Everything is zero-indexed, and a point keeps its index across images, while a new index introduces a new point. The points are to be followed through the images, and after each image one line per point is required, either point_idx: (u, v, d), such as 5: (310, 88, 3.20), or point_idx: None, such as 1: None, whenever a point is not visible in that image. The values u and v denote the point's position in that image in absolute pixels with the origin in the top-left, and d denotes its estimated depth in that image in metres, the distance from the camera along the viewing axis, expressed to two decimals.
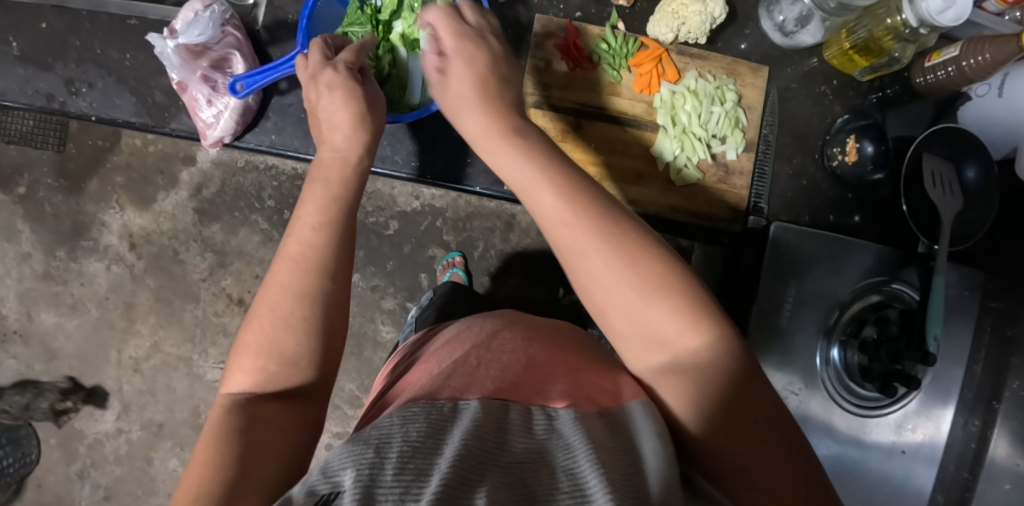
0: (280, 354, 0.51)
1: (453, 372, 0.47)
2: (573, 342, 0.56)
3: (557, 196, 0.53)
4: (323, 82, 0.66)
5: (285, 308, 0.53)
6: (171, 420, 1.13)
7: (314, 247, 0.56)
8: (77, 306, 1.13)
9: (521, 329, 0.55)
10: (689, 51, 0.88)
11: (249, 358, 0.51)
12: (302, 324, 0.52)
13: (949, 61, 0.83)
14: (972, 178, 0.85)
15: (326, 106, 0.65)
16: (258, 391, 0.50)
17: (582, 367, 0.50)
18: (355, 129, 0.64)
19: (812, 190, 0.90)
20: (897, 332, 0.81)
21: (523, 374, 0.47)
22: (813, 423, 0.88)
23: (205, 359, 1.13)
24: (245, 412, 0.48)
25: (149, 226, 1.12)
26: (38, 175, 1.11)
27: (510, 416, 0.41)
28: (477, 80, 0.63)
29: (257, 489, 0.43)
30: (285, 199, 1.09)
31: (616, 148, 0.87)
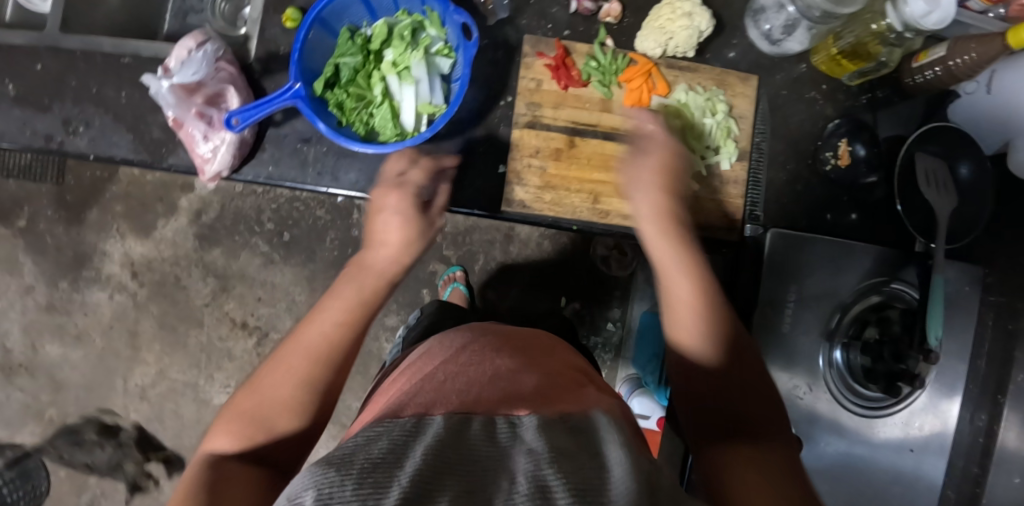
0: (266, 430, 0.56)
1: (421, 388, 0.47)
2: (546, 352, 0.56)
3: (687, 280, 0.65)
4: (388, 203, 0.69)
5: (285, 391, 0.57)
6: (180, 445, 1.18)
7: (329, 344, 0.59)
8: (81, 336, 1.18)
9: (494, 344, 0.56)
10: (678, 64, 0.88)
11: (239, 423, 0.55)
12: (294, 406, 0.57)
13: (937, 61, 0.83)
14: (966, 175, 0.86)
15: (383, 229, 0.68)
16: (238, 453, 0.54)
17: (556, 380, 0.50)
18: (405, 250, 0.67)
19: (808, 194, 0.91)
20: (901, 330, 0.86)
21: (489, 384, 0.47)
22: (821, 425, 0.88)
23: (211, 383, 1.18)
24: (220, 473, 0.51)
25: (151, 254, 1.18)
26: (39, 207, 1.17)
27: (469, 429, 0.41)
28: (660, 167, 0.74)
29: None
30: (284, 220, 1.16)
31: (611, 164, 0.87)
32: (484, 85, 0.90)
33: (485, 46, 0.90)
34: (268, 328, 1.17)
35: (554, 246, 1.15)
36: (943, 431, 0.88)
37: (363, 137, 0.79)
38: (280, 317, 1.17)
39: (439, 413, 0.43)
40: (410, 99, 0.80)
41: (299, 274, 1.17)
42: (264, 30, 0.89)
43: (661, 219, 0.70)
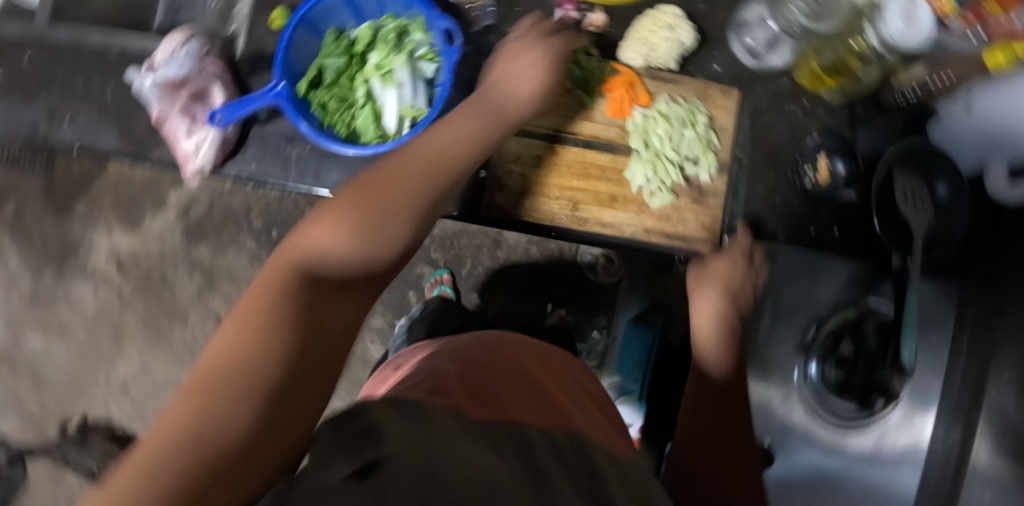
0: (377, 229, 0.55)
1: (475, 392, 0.50)
2: (565, 380, 0.61)
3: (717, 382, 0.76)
4: (525, 46, 0.78)
5: (407, 193, 0.59)
6: None
7: (444, 161, 0.64)
8: (64, 329, 1.17)
9: (528, 363, 0.60)
10: (660, 75, 0.90)
11: (351, 214, 0.55)
12: (390, 235, 0.56)
13: (914, 80, 0.86)
14: (943, 193, 0.86)
15: (524, 62, 0.76)
16: (351, 248, 0.54)
17: (586, 417, 0.54)
18: (535, 94, 0.76)
19: (787, 209, 0.91)
20: (874, 345, 0.88)
21: (532, 407, 0.51)
22: (792, 434, 0.93)
23: None
24: (314, 286, 0.51)
25: (138, 249, 1.16)
26: (26, 199, 1.16)
27: (531, 436, 0.44)
28: (729, 275, 0.83)
29: (329, 342, 0.50)
30: (272, 218, 1.14)
31: (590, 173, 0.88)
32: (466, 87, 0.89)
33: (469, 52, 0.89)
34: None
35: (542, 252, 1.14)
36: (918, 447, 0.87)
37: (343, 139, 0.79)
38: None
39: (489, 418, 0.46)
40: (392, 101, 0.81)
41: None
42: (252, 28, 0.90)
43: (717, 321, 0.80)
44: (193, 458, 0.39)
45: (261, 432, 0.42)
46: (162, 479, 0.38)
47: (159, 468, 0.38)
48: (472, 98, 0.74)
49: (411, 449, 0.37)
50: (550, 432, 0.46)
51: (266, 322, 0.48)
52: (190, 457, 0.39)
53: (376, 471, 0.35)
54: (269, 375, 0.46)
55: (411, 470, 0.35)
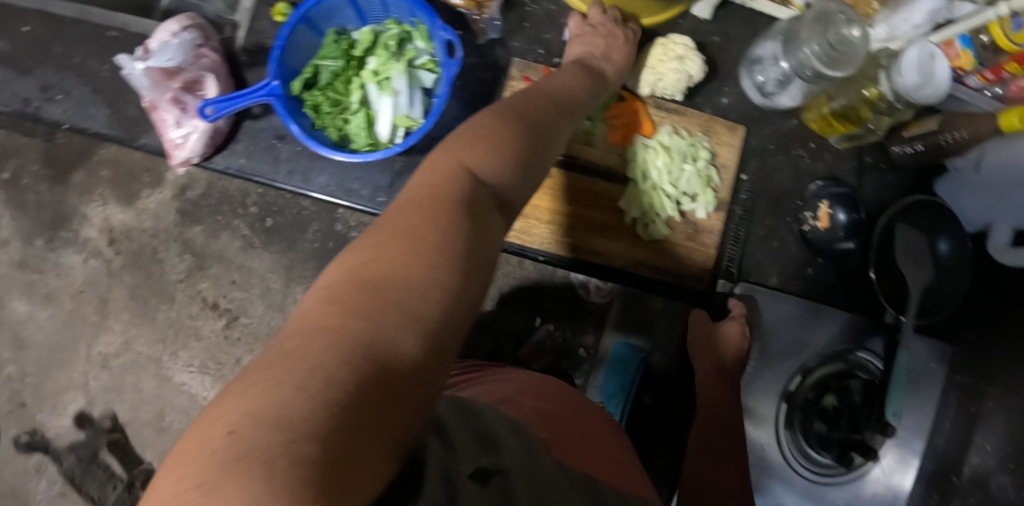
0: (516, 166, 0.50)
1: (555, 421, 0.54)
2: (612, 423, 0.65)
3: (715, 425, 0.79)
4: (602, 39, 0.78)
5: (538, 135, 0.54)
6: (134, 420, 1.10)
7: (563, 118, 0.60)
8: (51, 297, 1.12)
9: (585, 404, 0.63)
10: (665, 106, 0.88)
11: (495, 143, 0.50)
12: (529, 179, 0.52)
13: (925, 135, 0.83)
14: (944, 251, 0.84)
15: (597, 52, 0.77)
16: (493, 177, 0.48)
17: (633, 465, 0.59)
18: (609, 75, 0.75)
19: (780, 252, 0.90)
20: (860, 402, 0.85)
21: (598, 448, 0.56)
22: (768, 478, 0.89)
23: (175, 361, 1.10)
24: (474, 201, 0.45)
25: (132, 222, 1.10)
26: (25, 161, 1.10)
27: (605, 492, 0.50)
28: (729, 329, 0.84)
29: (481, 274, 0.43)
30: (268, 206, 1.07)
31: (585, 200, 0.88)
32: (467, 101, 0.88)
33: (472, 64, 0.89)
34: (240, 312, 1.09)
35: None
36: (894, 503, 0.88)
37: (334, 144, 0.78)
38: (253, 303, 1.09)
39: (574, 464, 0.50)
40: (386, 110, 0.80)
41: (278, 261, 1.09)
42: (255, 21, 0.89)
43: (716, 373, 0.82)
44: (360, 384, 0.33)
45: (422, 367, 0.37)
46: (329, 398, 0.32)
47: (320, 386, 0.32)
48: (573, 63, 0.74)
49: (529, 475, 0.44)
50: (619, 490, 0.52)
51: (417, 236, 0.41)
52: (357, 383, 0.33)
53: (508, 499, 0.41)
54: (442, 303, 0.39)
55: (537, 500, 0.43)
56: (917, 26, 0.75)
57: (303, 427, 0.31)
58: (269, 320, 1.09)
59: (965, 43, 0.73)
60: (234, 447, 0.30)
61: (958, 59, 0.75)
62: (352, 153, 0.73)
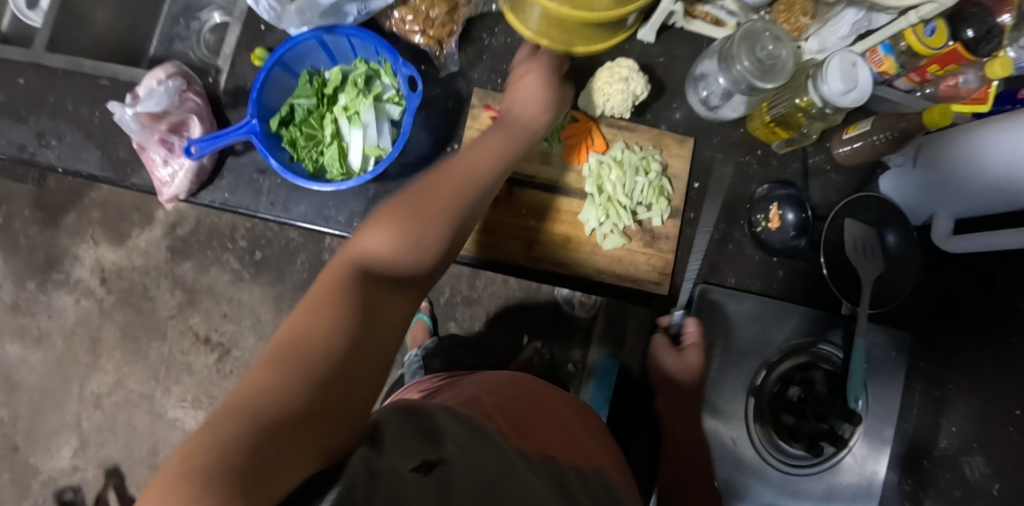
0: (418, 238, 0.61)
1: (510, 416, 0.59)
2: (585, 414, 0.71)
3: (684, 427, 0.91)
4: (525, 71, 0.82)
5: (446, 203, 0.64)
6: (127, 458, 1.23)
7: (480, 178, 0.68)
8: (42, 339, 1.25)
9: (551, 398, 0.68)
10: (618, 124, 0.95)
11: (397, 223, 0.61)
12: (436, 245, 0.62)
13: (863, 135, 0.89)
14: (893, 243, 0.91)
15: (526, 81, 0.81)
16: (393, 251, 0.60)
17: (597, 449, 0.64)
18: (543, 106, 0.79)
19: (737, 254, 0.95)
20: (824, 391, 0.91)
21: (558, 436, 0.60)
22: (745, 474, 0.93)
23: (168, 397, 1.24)
24: (375, 274, 0.58)
25: (122, 261, 1.26)
26: (17, 208, 1.26)
27: (564, 472, 0.55)
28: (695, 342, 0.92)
29: (382, 328, 0.55)
30: (256, 239, 1.25)
31: (547, 215, 0.93)
32: (433, 128, 0.93)
33: (437, 95, 0.94)
34: (231, 345, 1.24)
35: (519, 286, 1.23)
36: (869, 489, 0.93)
37: (311, 175, 0.84)
38: (243, 334, 1.24)
39: (530, 449, 0.55)
40: (357, 140, 0.85)
41: (267, 292, 1.25)
42: (235, 64, 0.94)
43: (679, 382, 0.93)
44: (274, 413, 0.44)
45: (345, 397, 0.48)
46: (253, 423, 0.43)
47: (244, 415, 0.43)
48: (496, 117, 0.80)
49: (475, 464, 0.48)
50: (577, 467, 0.57)
51: (330, 304, 0.53)
52: (272, 411, 0.44)
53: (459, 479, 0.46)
54: (355, 353, 0.51)
55: (490, 477, 0.47)
56: (843, 38, 0.84)
57: (231, 445, 0.41)
58: (257, 353, 1.24)
59: (887, 50, 0.81)
60: (179, 478, 0.38)
61: (882, 64, 0.82)
62: (327, 181, 0.79)
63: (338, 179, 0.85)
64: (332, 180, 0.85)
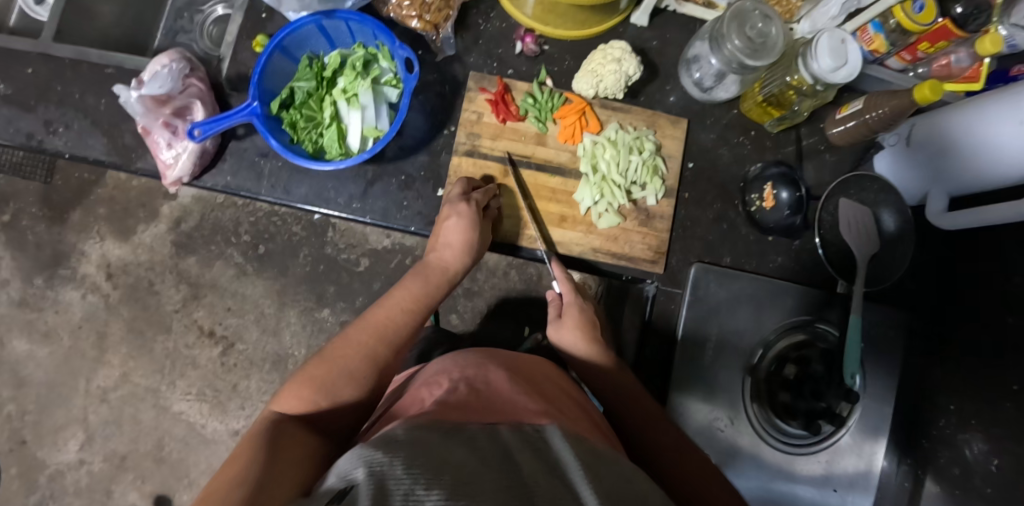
0: (331, 393, 0.69)
1: (452, 401, 0.59)
2: (543, 377, 0.70)
3: (635, 399, 0.80)
4: (455, 210, 0.89)
5: (355, 356, 0.73)
6: (134, 451, 1.19)
7: (394, 323, 0.79)
8: (49, 334, 1.19)
9: (510, 372, 0.67)
10: (610, 105, 0.96)
11: (303, 389, 0.69)
12: (347, 398, 0.70)
13: (856, 114, 0.90)
14: (888, 223, 0.92)
15: (449, 228, 0.88)
16: (300, 414, 0.67)
17: (554, 406, 0.62)
18: (462, 253, 0.88)
19: (732, 234, 0.97)
20: (822, 370, 0.90)
21: (508, 405, 0.59)
22: (742, 455, 0.94)
23: (173, 390, 1.18)
24: (289, 424, 0.64)
25: (128, 257, 1.18)
26: (24, 204, 1.18)
27: (505, 436, 0.53)
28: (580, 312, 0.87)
29: (299, 460, 0.59)
30: (260, 234, 1.15)
31: (543, 194, 0.95)
32: (429, 113, 0.97)
33: (433, 80, 0.97)
34: (235, 338, 1.18)
35: (521, 277, 1.14)
36: (866, 473, 0.94)
37: (310, 156, 0.87)
38: (248, 328, 1.18)
39: (471, 423, 0.54)
40: (356, 122, 0.87)
41: (271, 286, 1.16)
42: (236, 51, 0.96)
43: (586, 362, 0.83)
44: None
45: (276, 489, 0.53)
46: None
47: None
48: (416, 267, 0.87)
49: (412, 453, 0.46)
50: (522, 427, 0.55)
51: (244, 452, 0.58)
52: None
53: (388, 475, 0.44)
54: (283, 466, 0.57)
55: (416, 458, 0.45)
56: (833, 18, 0.84)
57: None
58: (263, 346, 1.18)
59: (877, 29, 0.82)
60: None
61: (872, 43, 0.84)
62: (325, 161, 0.81)
63: (334, 159, 0.87)
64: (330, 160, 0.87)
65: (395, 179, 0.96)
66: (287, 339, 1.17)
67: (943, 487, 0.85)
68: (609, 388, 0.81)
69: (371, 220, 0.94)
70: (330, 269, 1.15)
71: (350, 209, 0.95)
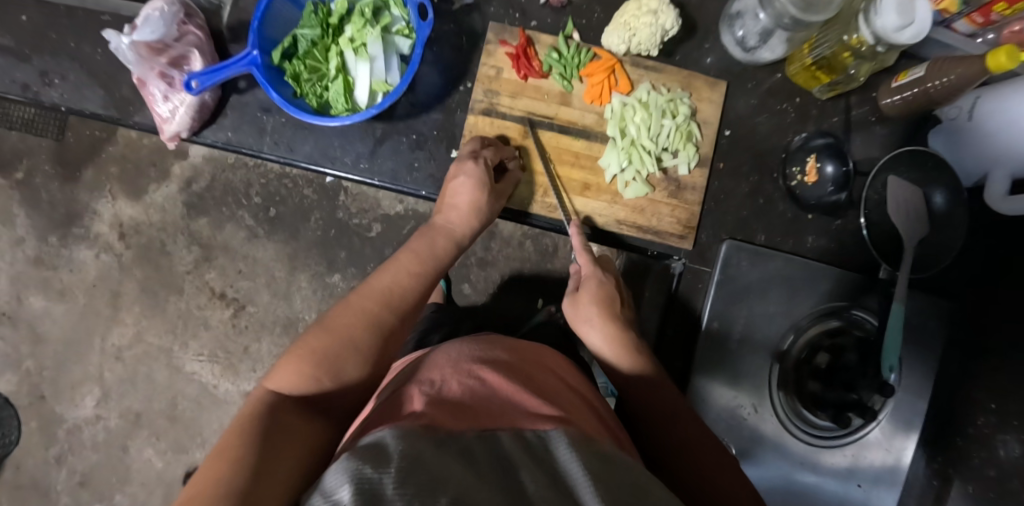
0: (331, 367, 0.64)
1: (447, 402, 0.56)
2: (547, 367, 0.66)
3: (655, 388, 0.74)
4: (463, 167, 0.83)
5: (357, 328, 0.68)
6: (149, 409, 1.15)
7: (396, 291, 0.73)
8: (65, 292, 1.14)
9: (512, 363, 0.63)
10: (643, 63, 0.89)
11: (296, 363, 0.63)
12: (347, 375, 0.65)
13: (916, 82, 0.82)
14: (939, 203, 0.84)
15: (457, 186, 0.83)
16: (295, 391, 0.62)
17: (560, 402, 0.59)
18: (471, 214, 0.83)
19: (769, 210, 0.90)
20: (854, 361, 0.83)
21: (508, 404, 0.56)
22: (763, 444, 0.88)
23: (186, 351, 1.14)
24: (283, 406, 0.60)
25: (140, 217, 1.13)
26: (37, 161, 1.11)
27: (506, 444, 0.50)
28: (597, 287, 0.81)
29: (295, 452, 0.55)
30: (271, 196, 1.10)
31: (565, 159, 0.88)
32: (444, 68, 0.91)
33: (450, 32, 0.91)
34: (246, 301, 1.14)
35: (536, 249, 1.09)
36: (893, 468, 0.88)
37: (315, 110, 0.83)
38: (259, 291, 1.13)
39: (468, 428, 0.51)
40: (364, 75, 0.83)
41: (282, 250, 1.12)
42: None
43: (614, 347, 0.76)
44: None
45: (269, 497, 0.49)
46: None
47: None
48: (423, 229, 0.83)
49: (406, 468, 0.44)
50: (523, 431, 0.52)
51: (231, 443, 0.53)
52: None
53: (379, 496, 0.42)
54: (276, 465, 0.52)
55: (409, 475, 0.43)
56: None
57: None
58: (274, 309, 1.13)
59: None
60: None
61: None
62: (332, 118, 0.78)
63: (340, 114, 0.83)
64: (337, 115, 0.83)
65: (405, 138, 0.90)
66: (297, 304, 1.13)
67: (972, 488, 0.78)
68: (625, 377, 0.75)
69: (380, 182, 0.89)
70: (341, 234, 1.11)
71: (358, 170, 0.90)
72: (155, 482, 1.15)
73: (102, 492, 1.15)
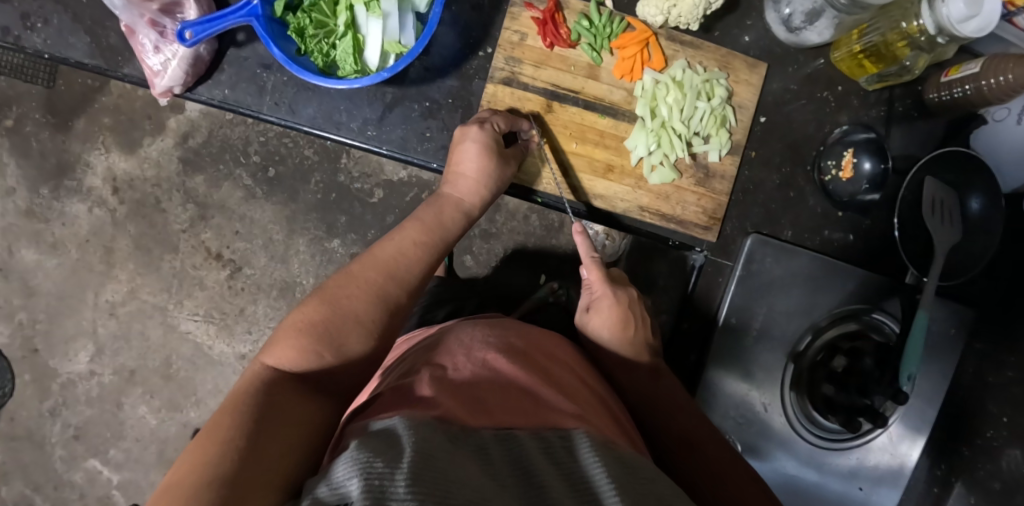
0: (334, 342, 0.60)
1: (460, 392, 0.53)
2: (562, 363, 0.63)
3: (670, 392, 0.71)
4: (465, 134, 0.78)
5: (359, 299, 0.63)
6: (143, 367, 1.11)
7: (400, 261, 0.69)
8: (57, 246, 1.09)
9: (528, 357, 0.60)
10: (679, 38, 0.83)
11: (293, 338, 0.59)
12: (350, 351, 0.61)
13: (968, 78, 0.76)
14: (975, 209, 0.80)
15: (463, 151, 0.77)
16: (294, 367, 0.58)
17: (578, 401, 0.56)
18: (478, 185, 0.78)
19: (799, 203, 0.85)
20: (871, 366, 0.79)
21: (525, 398, 0.53)
22: (770, 441, 0.86)
23: (181, 310, 1.10)
24: (280, 382, 0.56)
25: (133, 171, 1.07)
26: (26, 109, 1.05)
27: (525, 444, 0.47)
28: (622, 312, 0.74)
29: (295, 427, 0.51)
30: (271, 155, 1.05)
31: (589, 137, 0.83)
32: (462, 32, 0.84)
33: None
34: (243, 263, 1.09)
35: (542, 223, 1.05)
36: (897, 475, 0.86)
37: (320, 71, 0.77)
38: (256, 254, 1.08)
39: (484, 425, 0.49)
40: (376, 34, 0.77)
41: (279, 213, 1.07)
42: None
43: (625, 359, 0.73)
44: None
45: (263, 479, 0.45)
46: None
47: None
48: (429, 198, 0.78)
49: (420, 462, 0.41)
50: (543, 432, 0.49)
51: (223, 420, 0.49)
52: None
53: (391, 494, 0.39)
54: (274, 443, 0.49)
55: (423, 471, 0.40)
56: None
57: None
58: (270, 272, 1.09)
59: None
60: None
61: None
62: (338, 80, 0.73)
63: (348, 75, 0.79)
64: (345, 76, 0.78)
65: (417, 105, 0.85)
66: (295, 267, 1.08)
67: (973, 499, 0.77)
68: (635, 382, 0.71)
69: (388, 151, 0.84)
70: (341, 198, 1.06)
71: (365, 137, 0.84)
72: (149, 438, 1.12)
73: (94, 447, 1.12)
